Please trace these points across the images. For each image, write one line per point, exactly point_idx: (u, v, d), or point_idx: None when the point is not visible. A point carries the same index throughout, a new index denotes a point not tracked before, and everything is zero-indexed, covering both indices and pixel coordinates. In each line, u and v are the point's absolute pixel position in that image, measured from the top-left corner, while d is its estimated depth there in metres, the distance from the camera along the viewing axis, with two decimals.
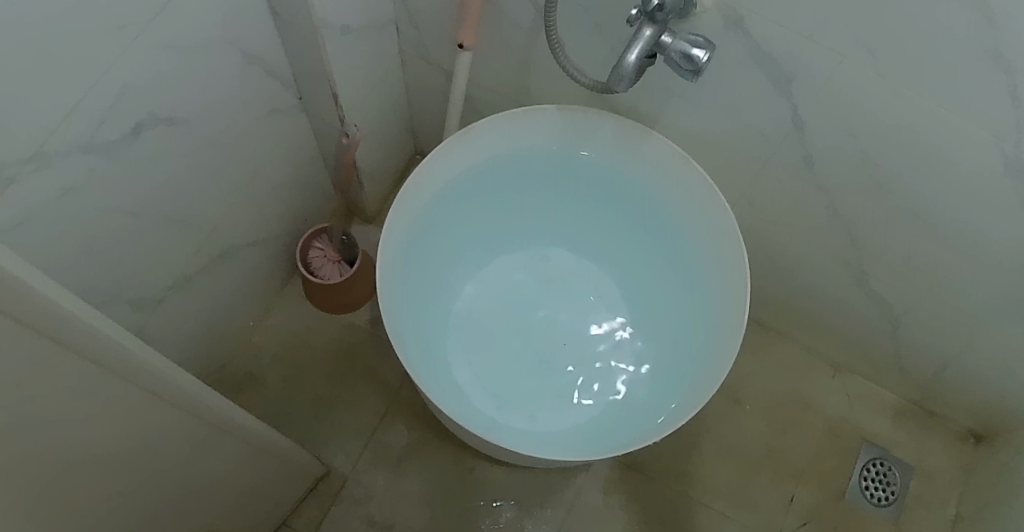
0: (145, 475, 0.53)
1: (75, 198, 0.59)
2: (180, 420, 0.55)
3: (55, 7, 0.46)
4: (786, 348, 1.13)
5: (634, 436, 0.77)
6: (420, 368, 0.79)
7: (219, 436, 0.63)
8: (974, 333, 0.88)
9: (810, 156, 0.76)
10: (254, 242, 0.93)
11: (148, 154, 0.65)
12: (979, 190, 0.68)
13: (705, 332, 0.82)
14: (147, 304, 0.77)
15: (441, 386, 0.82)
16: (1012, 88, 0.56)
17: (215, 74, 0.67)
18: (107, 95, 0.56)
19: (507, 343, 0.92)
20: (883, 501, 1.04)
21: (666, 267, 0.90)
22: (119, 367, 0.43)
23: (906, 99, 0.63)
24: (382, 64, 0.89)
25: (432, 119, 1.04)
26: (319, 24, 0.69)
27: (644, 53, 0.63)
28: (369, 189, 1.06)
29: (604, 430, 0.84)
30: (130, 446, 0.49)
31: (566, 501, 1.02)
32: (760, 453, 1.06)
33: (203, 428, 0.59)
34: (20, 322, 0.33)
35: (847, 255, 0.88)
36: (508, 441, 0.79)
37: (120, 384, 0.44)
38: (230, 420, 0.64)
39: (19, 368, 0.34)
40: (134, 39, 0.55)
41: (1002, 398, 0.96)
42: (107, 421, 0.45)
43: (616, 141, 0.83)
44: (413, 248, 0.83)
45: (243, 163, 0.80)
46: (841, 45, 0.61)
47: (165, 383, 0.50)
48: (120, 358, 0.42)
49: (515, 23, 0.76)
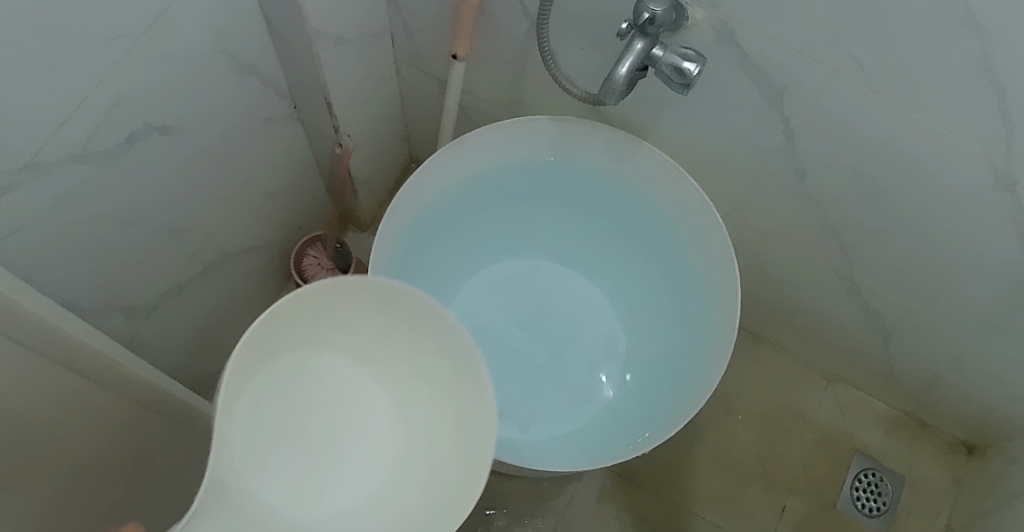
0: (83, 458, 0.54)
1: (67, 207, 0.59)
2: (102, 396, 0.55)
3: (47, 21, 0.47)
4: (781, 359, 1.13)
5: (631, 441, 0.78)
6: None
7: (165, 417, 0.66)
8: (965, 345, 0.88)
9: (801, 169, 0.77)
10: (248, 249, 0.93)
11: (142, 162, 0.65)
12: (972, 202, 0.68)
13: (699, 339, 0.82)
14: (141, 311, 0.77)
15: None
16: (1001, 103, 0.57)
17: (208, 84, 0.68)
18: (100, 105, 0.56)
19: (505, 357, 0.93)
20: (874, 511, 1.04)
21: (657, 279, 0.90)
22: (11, 323, 0.44)
23: (897, 113, 0.63)
24: (376, 74, 0.89)
25: (427, 127, 1.05)
26: (313, 33, 0.69)
27: (634, 65, 0.64)
28: (363, 197, 1.07)
29: (594, 439, 0.84)
30: (57, 417, 0.50)
31: (558, 509, 1.02)
32: (752, 462, 1.06)
33: (141, 407, 0.62)
34: None
35: (838, 266, 0.88)
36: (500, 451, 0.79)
37: (18, 347, 0.45)
38: (163, 404, 0.65)
39: None
40: (127, 48, 0.55)
41: (995, 410, 0.95)
42: (32, 391, 0.47)
43: (607, 153, 0.83)
44: (406, 262, 0.83)
45: (238, 170, 0.81)
46: (832, 59, 0.61)
47: (73, 349, 0.51)
48: (10, 311, 0.44)
49: (509, 34, 0.77)
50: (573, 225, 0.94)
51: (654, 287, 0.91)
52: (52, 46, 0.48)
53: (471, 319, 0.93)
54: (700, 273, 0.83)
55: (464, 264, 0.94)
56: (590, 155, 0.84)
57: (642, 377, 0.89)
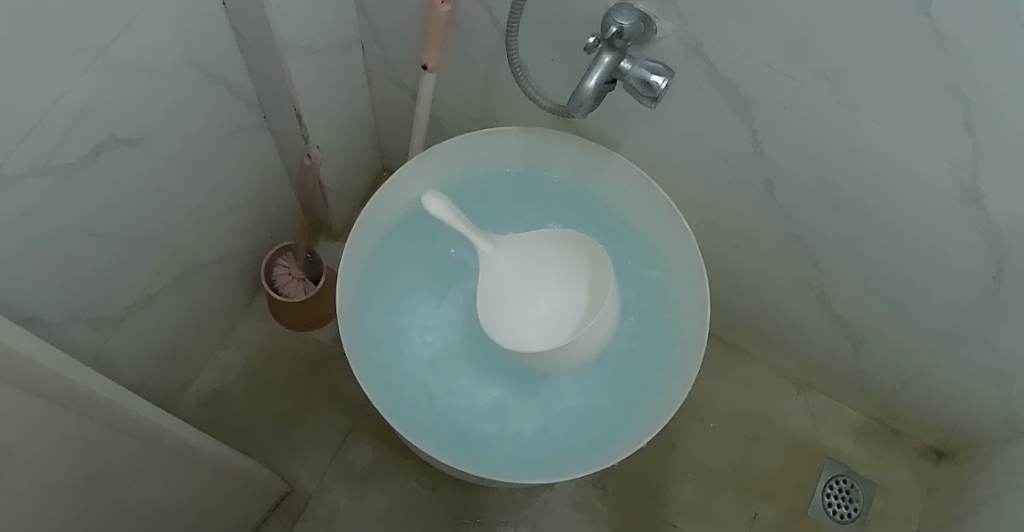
0: (84, 505, 0.53)
1: (30, 221, 0.58)
2: (121, 443, 0.54)
3: (11, 39, 0.46)
4: (752, 365, 1.14)
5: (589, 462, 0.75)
6: (373, 375, 0.79)
7: (176, 459, 0.64)
8: (933, 354, 0.89)
9: (770, 181, 0.77)
10: (218, 259, 0.93)
11: (108, 174, 0.64)
12: (940, 216, 0.69)
13: (662, 367, 0.82)
14: (107, 324, 0.77)
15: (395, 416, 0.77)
16: (966, 119, 0.57)
17: (175, 94, 0.67)
18: (65, 119, 0.55)
19: (457, 372, 0.81)
20: (844, 517, 1.05)
21: (633, 268, 0.86)
22: (5, 371, 0.37)
23: (865, 127, 0.64)
24: (347, 84, 0.89)
25: (398, 136, 1.04)
26: (282, 43, 0.68)
27: (602, 79, 0.63)
28: (335, 206, 1.06)
29: (553, 444, 0.79)
30: (73, 479, 0.50)
31: (530, 519, 1.02)
32: (724, 468, 1.07)
33: (155, 451, 0.60)
34: (21, 386, 0.39)
35: (809, 277, 0.89)
36: (456, 453, 0.77)
37: (23, 396, 0.40)
38: (158, 441, 0.59)
39: (13, 419, 0.39)
40: (93, 60, 0.55)
41: (964, 418, 0.97)
42: (71, 451, 0.47)
43: (578, 163, 0.85)
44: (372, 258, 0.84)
45: (207, 179, 0.80)
46: (799, 74, 0.61)
47: (85, 395, 0.47)
48: (7, 359, 0.37)
49: (478, 44, 0.77)
50: (549, 210, 0.87)
51: (631, 278, 0.85)
52: (16, 60, 0.47)
53: (442, 341, 0.83)
54: (672, 280, 0.85)
55: (424, 276, 0.85)
56: (560, 167, 0.86)
57: (613, 396, 0.81)
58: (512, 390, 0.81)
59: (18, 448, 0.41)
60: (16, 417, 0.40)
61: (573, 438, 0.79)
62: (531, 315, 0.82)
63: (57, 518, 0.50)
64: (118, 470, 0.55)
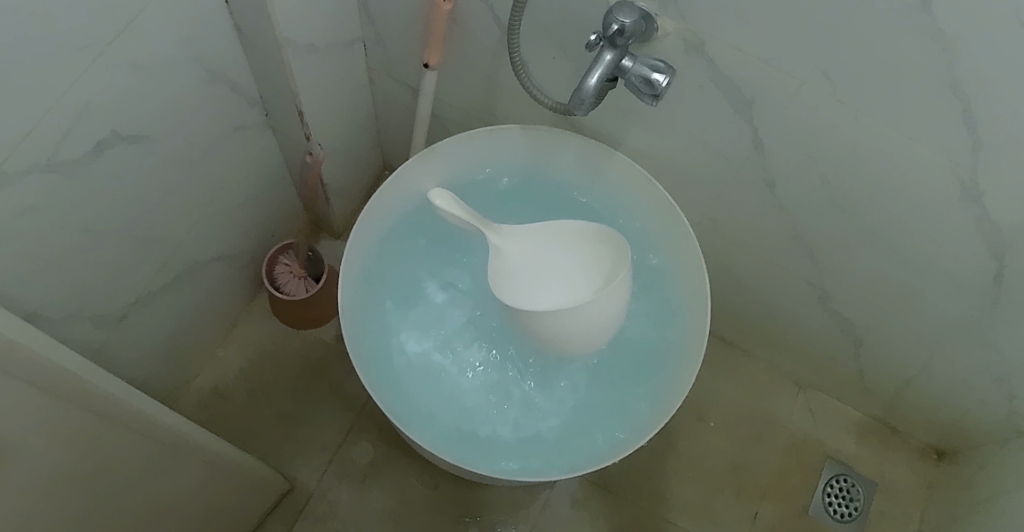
0: (85, 502, 0.53)
1: (32, 218, 0.58)
2: (123, 439, 0.54)
3: (14, 36, 0.46)
4: (752, 365, 1.14)
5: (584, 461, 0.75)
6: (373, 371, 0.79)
7: (177, 456, 0.64)
8: (934, 353, 0.89)
9: (771, 179, 0.77)
10: (219, 257, 0.93)
11: (111, 171, 0.65)
12: (940, 214, 0.69)
13: (660, 366, 0.82)
14: (108, 321, 0.77)
15: (393, 408, 0.77)
16: (967, 117, 0.57)
17: (177, 92, 0.67)
18: (68, 116, 0.56)
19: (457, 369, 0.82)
20: (845, 517, 1.05)
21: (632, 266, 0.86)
22: (8, 365, 0.37)
23: (865, 125, 0.64)
24: (349, 82, 0.89)
25: (399, 135, 1.05)
26: (284, 41, 0.69)
27: (603, 77, 0.63)
28: (336, 205, 1.06)
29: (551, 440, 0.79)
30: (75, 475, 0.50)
31: (531, 518, 1.02)
32: (725, 467, 1.07)
33: (156, 448, 0.60)
34: (25, 380, 0.39)
35: (810, 276, 0.89)
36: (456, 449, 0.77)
37: (27, 390, 0.40)
38: (159, 437, 0.59)
39: (17, 413, 0.40)
40: (95, 58, 0.55)
41: (965, 417, 0.97)
42: (74, 446, 0.47)
43: (579, 161, 0.85)
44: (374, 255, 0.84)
45: (209, 177, 0.80)
46: (800, 72, 0.62)
47: (89, 391, 0.47)
48: (11, 353, 0.37)
49: (480, 42, 0.77)
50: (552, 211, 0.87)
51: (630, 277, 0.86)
52: (19, 56, 0.48)
53: (444, 337, 0.83)
54: (672, 277, 0.85)
55: (426, 274, 0.85)
56: (561, 165, 0.87)
57: (612, 394, 0.81)
58: (512, 387, 0.81)
59: (21, 442, 0.41)
60: (20, 411, 0.40)
61: (573, 435, 0.79)
62: (544, 296, 0.78)
63: (59, 514, 0.50)
64: (119, 467, 0.55)
